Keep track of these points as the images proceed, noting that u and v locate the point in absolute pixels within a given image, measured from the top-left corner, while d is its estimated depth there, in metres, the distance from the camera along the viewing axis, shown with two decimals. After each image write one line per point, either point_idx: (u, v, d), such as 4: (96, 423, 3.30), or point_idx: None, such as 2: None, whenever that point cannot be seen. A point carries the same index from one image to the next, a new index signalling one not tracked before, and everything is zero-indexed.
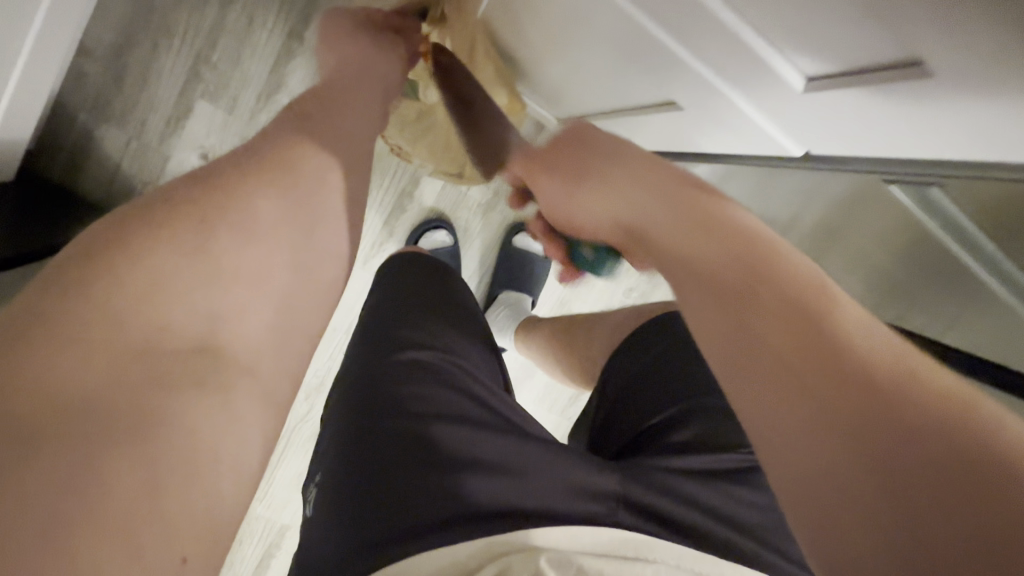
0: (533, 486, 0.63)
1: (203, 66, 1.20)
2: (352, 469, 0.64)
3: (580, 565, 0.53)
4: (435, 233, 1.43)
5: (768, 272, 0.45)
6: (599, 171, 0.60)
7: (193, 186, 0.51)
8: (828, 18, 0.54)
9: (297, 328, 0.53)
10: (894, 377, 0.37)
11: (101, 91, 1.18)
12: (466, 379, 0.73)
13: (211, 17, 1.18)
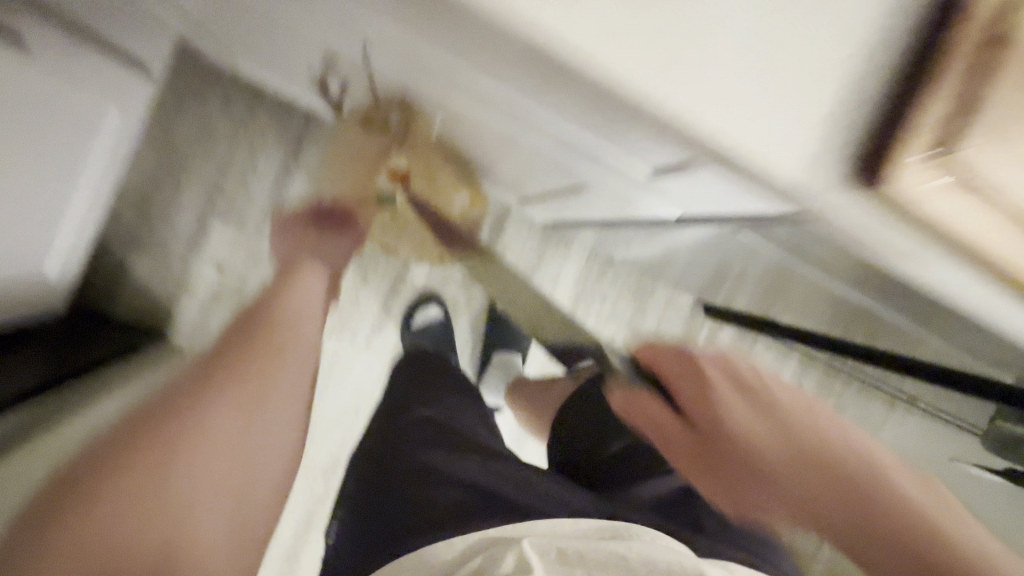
0: (515, 497, 0.80)
1: (215, 195, 1.46)
2: (371, 496, 0.84)
3: (559, 549, 0.64)
4: (428, 308, 1.62)
5: (837, 460, 0.67)
6: (741, 456, 0.76)
7: (117, 455, 0.75)
8: (615, 135, 0.57)
9: (240, 536, 0.81)
10: (943, 529, 0.60)
11: (133, 227, 1.43)
12: (465, 431, 0.92)
13: (222, 155, 1.44)
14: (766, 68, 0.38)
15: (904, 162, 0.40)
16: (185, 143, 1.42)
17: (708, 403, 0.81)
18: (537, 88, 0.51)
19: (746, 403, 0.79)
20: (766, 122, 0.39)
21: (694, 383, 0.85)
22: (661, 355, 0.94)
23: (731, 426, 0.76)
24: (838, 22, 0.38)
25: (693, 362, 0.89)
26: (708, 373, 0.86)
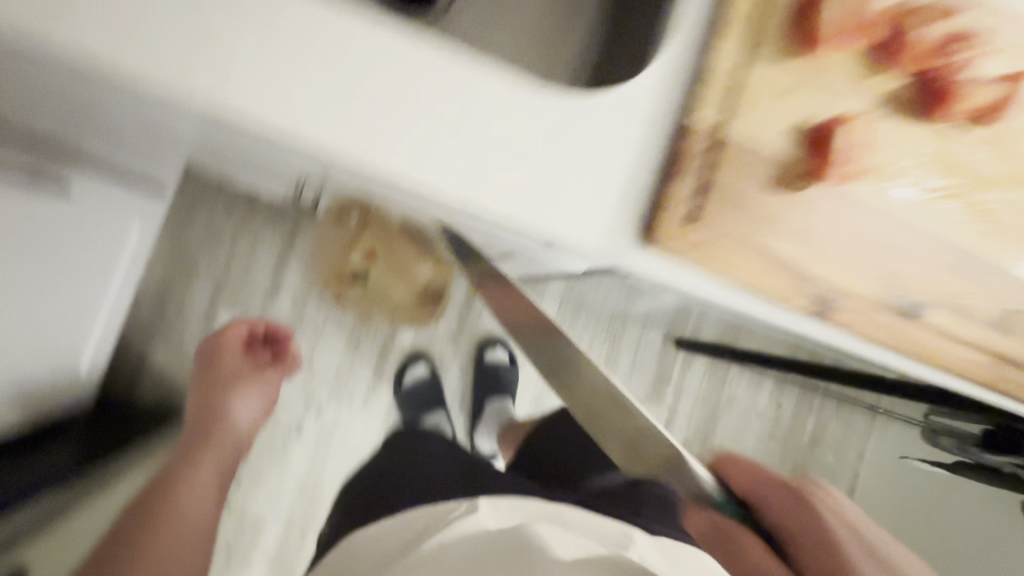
0: (464, 486, 1.11)
1: (222, 287, 1.68)
2: (365, 492, 1.19)
3: (506, 505, 0.93)
4: (415, 366, 1.79)
5: None
6: None
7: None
8: (488, 224, 0.68)
9: None
10: None
11: (151, 322, 1.65)
12: (447, 455, 1.24)
13: (227, 252, 1.68)
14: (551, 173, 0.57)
15: (666, 229, 0.59)
16: (195, 246, 1.66)
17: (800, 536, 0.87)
18: (415, 196, 0.65)
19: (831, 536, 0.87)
20: (578, 214, 0.58)
21: (799, 531, 0.88)
22: (760, 485, 0.93)
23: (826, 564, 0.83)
24: (603, 142, 0.58)
25: (798, 494, 0.91)
26: (803, 510, 0.89)
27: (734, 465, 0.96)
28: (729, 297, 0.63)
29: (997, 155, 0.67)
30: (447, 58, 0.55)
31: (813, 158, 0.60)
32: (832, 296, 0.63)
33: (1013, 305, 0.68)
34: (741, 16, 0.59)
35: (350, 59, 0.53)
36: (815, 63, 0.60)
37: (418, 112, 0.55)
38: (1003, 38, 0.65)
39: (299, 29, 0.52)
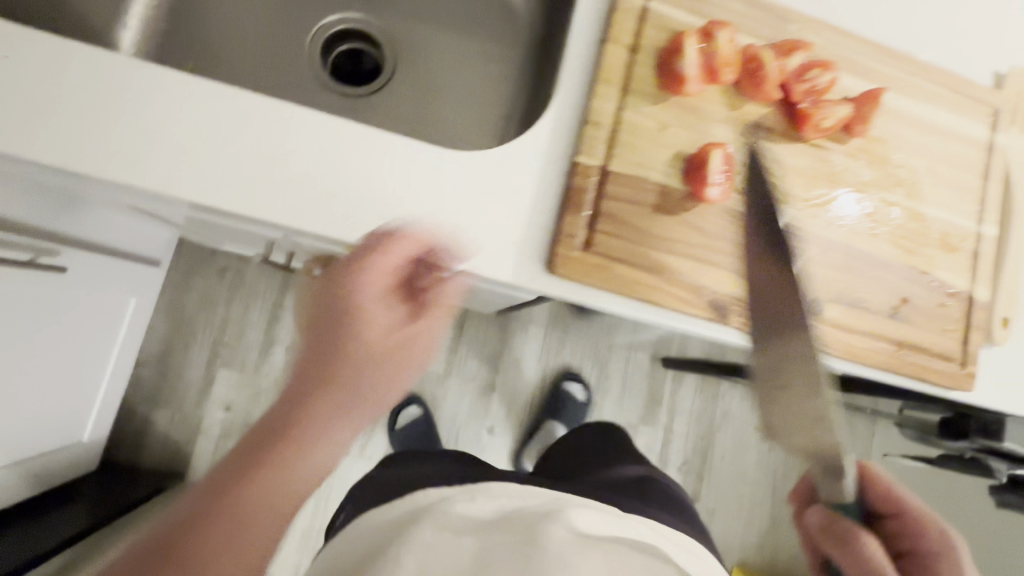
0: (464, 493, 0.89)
1: (219, 346, 1.77)
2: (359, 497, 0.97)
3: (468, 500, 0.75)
4: (408, 409, 1.85)
5: None
6: None
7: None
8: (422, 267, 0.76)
9: None
10: None
11: (153, 386, 1.74)
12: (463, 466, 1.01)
13: (222, 313, 1.78)
14: (456, 216, 0.65)
15: (563, 259, 0.66)
16: (191, 310, 1.77)
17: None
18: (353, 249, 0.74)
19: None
20: (485, 251, 0.66)
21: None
22: (910, 523, 0.63)
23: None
24: (502, 187, 0.66)
25: (957, 543, 0.63)
26: (960, 563, 0.61)
27: (883, 489, 0.65)
28: (635, 311, 0.69)
29: (868, 162, 0.74)
30: (360, 127, 0.64)
31: (693, 183, 0.67)
32: (726, 302, 0.68)
33: (903, 294, 0.74)
34: (614, 68, 0.69)
35: (276, 136, 0.63)
36: (684, 101, 0.69)
37: (332, 173, 0.64)
38: (849, 64, 0.76)
39: (233, 116, 0.62)
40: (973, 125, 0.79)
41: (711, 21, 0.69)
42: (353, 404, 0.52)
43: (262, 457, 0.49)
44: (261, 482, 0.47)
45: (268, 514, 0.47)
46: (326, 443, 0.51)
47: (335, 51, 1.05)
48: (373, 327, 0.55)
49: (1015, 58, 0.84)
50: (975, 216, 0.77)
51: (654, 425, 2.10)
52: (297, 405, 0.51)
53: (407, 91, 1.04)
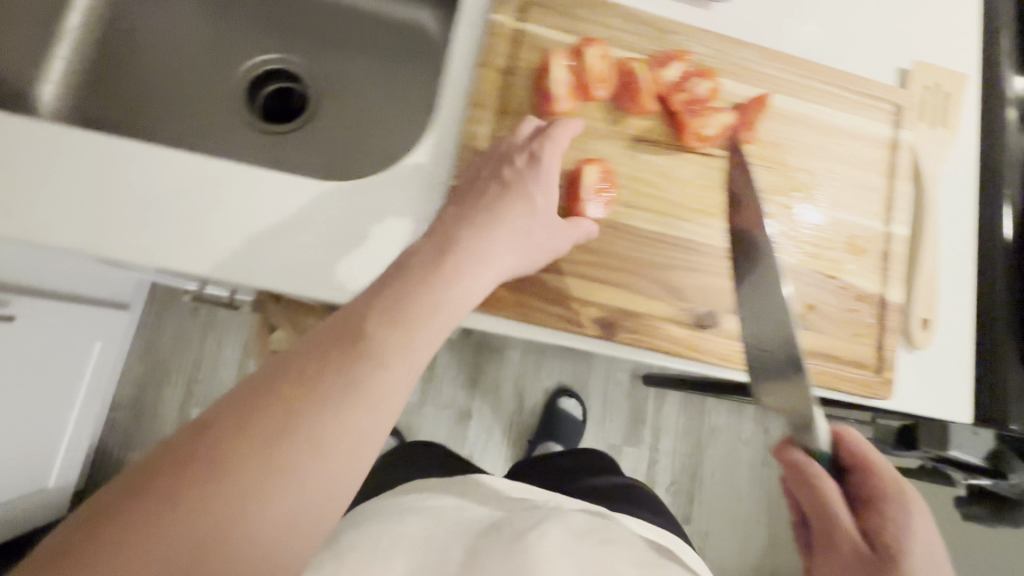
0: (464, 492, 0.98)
1: (193, 385, 1.78)
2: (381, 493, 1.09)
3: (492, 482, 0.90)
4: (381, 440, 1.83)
5: None
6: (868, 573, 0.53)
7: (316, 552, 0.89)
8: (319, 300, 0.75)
9: None
10: None
11: (129, 428, 1.74)
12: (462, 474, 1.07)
13: (195, 352, 1.80)
14: (331, 246, 0.64)
15: None
16: (165, 351, 1.78)
17: (898, 540, 0.53)
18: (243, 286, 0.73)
19: (942, 560, 0.53)
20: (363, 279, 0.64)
21: (894, 527, 0.54)
22: (868, 473, 0.58)
23: (902, 553, 0.52)
24: (376, 214, 0.65)
25: (918, 499, 0.56)
26: (912, 512, 0.55)
27: (850, 443, 0.60)
28: (532, 333, 0.68)
29: (763, 169, 0.72)
30: (226, 165, 0.64)
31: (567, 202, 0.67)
32: (616, 319, 0.67)
33: (809, 301, 0.71)
34: (489, 90, 0.68)
35: (141, 178, 0.63)
36: (562, 119, 0.68)
37: (223, 217, 0.63)
38: (734, 71, 0.73)
39: (100, 164, 0.63)
40: (874, 124, 0.77)
41: (582, 38, 0.69)
42: (484, 280, 0.55)
43: (402, 315, 0.46)
44: (383, 347, 0.44)
45: (384, 407, 0.42)
46: (453, 315, 0.50)
47: (261, 91, 1.07)
48: (493, 214, 0.58)
49: (918, 53, 0.82)
50: (881, 216, 0.75)
51: (637, 446, 2.01)
52: (460, 261, 0.53)
53: (330, 127, 1.05)
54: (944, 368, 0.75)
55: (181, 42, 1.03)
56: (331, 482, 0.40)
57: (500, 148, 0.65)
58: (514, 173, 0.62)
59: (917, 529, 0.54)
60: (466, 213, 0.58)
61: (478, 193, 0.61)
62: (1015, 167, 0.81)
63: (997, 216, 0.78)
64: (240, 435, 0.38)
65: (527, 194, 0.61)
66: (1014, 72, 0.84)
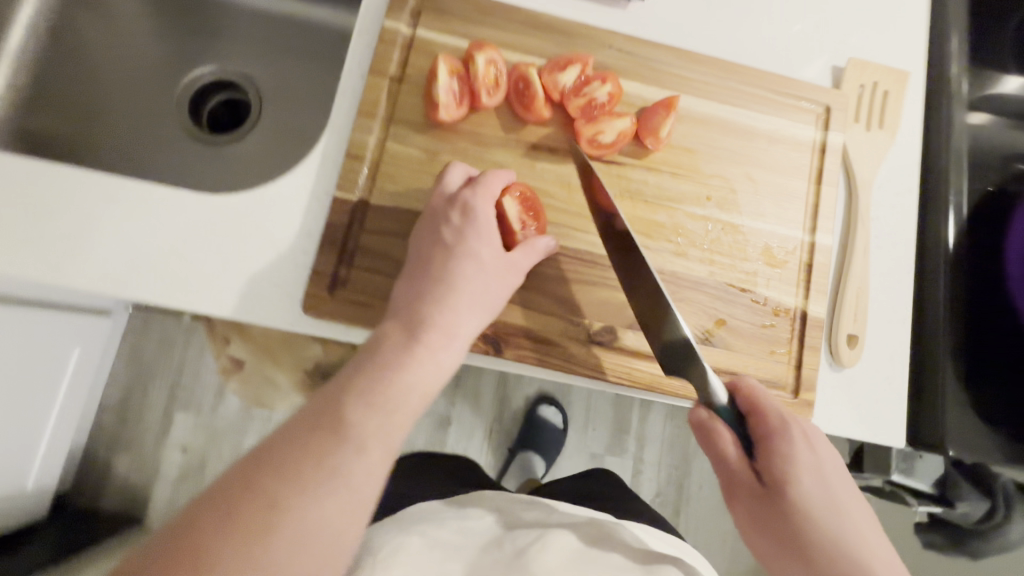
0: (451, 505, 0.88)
1: (178, 386, 1.43)
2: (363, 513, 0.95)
3: (482, 494, 0.83)
4: None
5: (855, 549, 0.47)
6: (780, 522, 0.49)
7: None
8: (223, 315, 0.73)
9: None
10: None
11: (115, 429, 1.40)
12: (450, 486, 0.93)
13: (170, 336, 1.44)
14: (219, 260, 0.63)
15: (319, 303, 0.62)
16: None
17: (783, 474, 0.50)
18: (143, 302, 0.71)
19: (836, 489, 0.50)
20: (243, 292, 0.63)
21: (779, 462, 0.51)
22: (759, 415, 0.55)
23: (787, 487, 0.50)
24: (265, 225, 0.64)
25: (810, 432, 0.53)
26: (799, 444, 0.52)
27: (742, 389, 0.57)
28: None
29: (673, 175, 0.68)
30: (103, 177, 0.63)
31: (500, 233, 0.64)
32: (504, 335, 0.64)
33: (718, 316, 0.67)
34: (378, 99, 0.66)
35: (12, 187, 0.62)
36: (454, 127, 0.66)
37: (105, 228, 0.62)
38: (642, 74, 0.70)
39: None
40: (798, 126, 0.72)
41: (473, 43, 0.67)
42: (451, 348, 0.53)
43: (363, 404, 0.47)
44: (352, 437, 0.45)
45: (359, 479, 0.44)
46: (420, 390, 0.50)
47: (207, 104, 1.07)
48: (451, 276, 0.56)
49: (854, 50, 0.77)
50: (803, 225, 0.70)
51: (621, 454, 1.43)
52: (421, 340, 0.52)
53: (269, 137, 1.03)
54: (875, 387, 0.69)
55: (128, 60, 1.04)
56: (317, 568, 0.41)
57: (438, 206, 0.61)
58: (466, 226, 0.59)
59: (803, 461, 0.51)
60: (422, 280, 0.57)
61: (430, 253, 0.58)
62: (958, 170, 0.75)
63: (931, 228, 0.75)
64: (215, 543, 0.39)
65: (483, 251, 0.58)
66: (964, 70, 0.79)
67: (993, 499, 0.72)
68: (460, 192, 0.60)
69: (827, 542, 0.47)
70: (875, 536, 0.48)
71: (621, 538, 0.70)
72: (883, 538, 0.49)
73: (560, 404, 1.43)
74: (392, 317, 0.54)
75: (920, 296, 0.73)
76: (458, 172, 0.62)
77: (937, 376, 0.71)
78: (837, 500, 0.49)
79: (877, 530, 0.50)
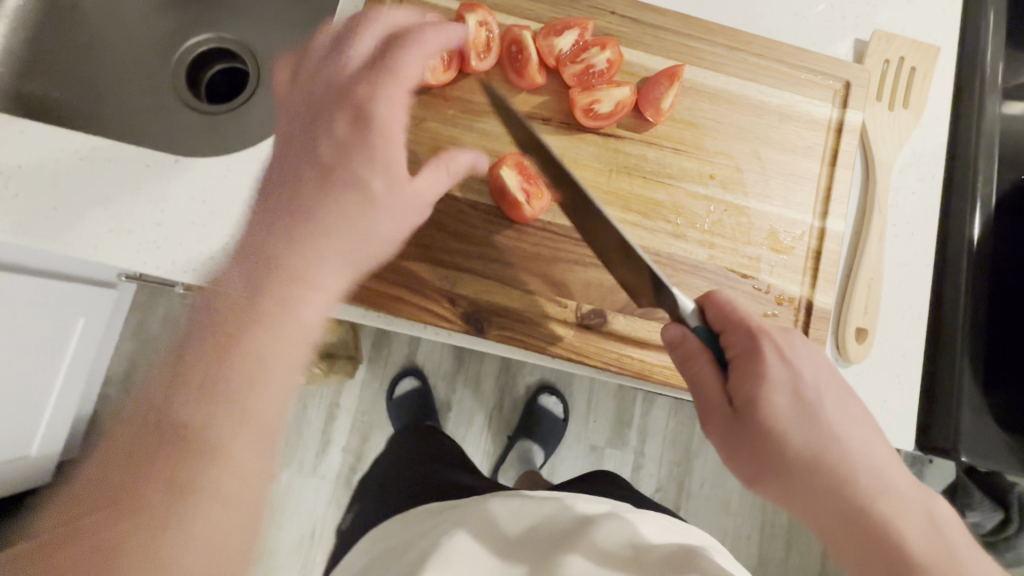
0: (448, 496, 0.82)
1: None
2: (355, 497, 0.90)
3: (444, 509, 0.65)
4: None
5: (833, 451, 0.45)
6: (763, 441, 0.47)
7: None
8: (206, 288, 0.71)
9: None
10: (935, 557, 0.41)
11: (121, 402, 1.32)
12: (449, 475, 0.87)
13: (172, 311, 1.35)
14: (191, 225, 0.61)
15: None
16: None
17: (753, 394, 0.47)
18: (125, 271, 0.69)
19: (815, 402, 0.46)
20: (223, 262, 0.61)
21: (752, 381, 0.47)
22: (732, 332, 0.50)
23: (761, 406, 0.47)
24: (240, 192, 0.63)
25: (787, 342, 0.49)
26: (771, 358, 0.48)
27: (713, 305, 0.52)
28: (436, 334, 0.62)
29: (674, 151, 0.64)
30: (86, 139, 0.62)
31: (507, 208, 0.62)
32: (486, 314, 0.61)
33: None
34: None
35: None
36: (442, 93, 0.63)
37: (86, 193, 0.61)
38: (646, 41, 0.65)
39: None
40: (814, 103, 0.67)
41: (464, 4, 0.63)
42: (303, 284, 0.48)
43: (204, 361, 0.42)
44: (206, 402, 0.41)
45: (225, 488, 0.39)
46: (276, 325, 0.45)
47: (206, 73, 0.98)
48: (318, 205, 0.52)
49: (881, 24, 0.71)
50: (814, 210, 0.65)
51: (621, 447, 1.39)
52: (264, 270, 0.47)
53: (266, 109, 0.93)
54: (883, 385, 0.65)
55: (128, 26, 0.95)
56: (221, 547, 0.38)
57: (309, 129, 0.56)
58: (346, 147, 0.55)
59: (777, 377, 0.47)
60: (281, 207, 0.51)
61: (296, 178, 0.53)
62: (991, 155, 0.69)
63: (954, 216, 0.69)
64: (102, 572, 0.35)
65: (363, 177, 0.54)
66: (1003, 48, 0.72)
67: (1007, 511, 0.69)
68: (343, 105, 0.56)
69: (804, 455, 0.45)
70: (864, 442, 0.46)
71: (647, 558, 0.54)
72: (875, 437, 0.47)
73: (560, 394, 1.39)
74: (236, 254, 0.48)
75: (939, 290, 0.69)
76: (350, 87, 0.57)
77: (953, 375, 0.65)
78: (817, 411, 0.46)
79: (867, 431, 0.47)
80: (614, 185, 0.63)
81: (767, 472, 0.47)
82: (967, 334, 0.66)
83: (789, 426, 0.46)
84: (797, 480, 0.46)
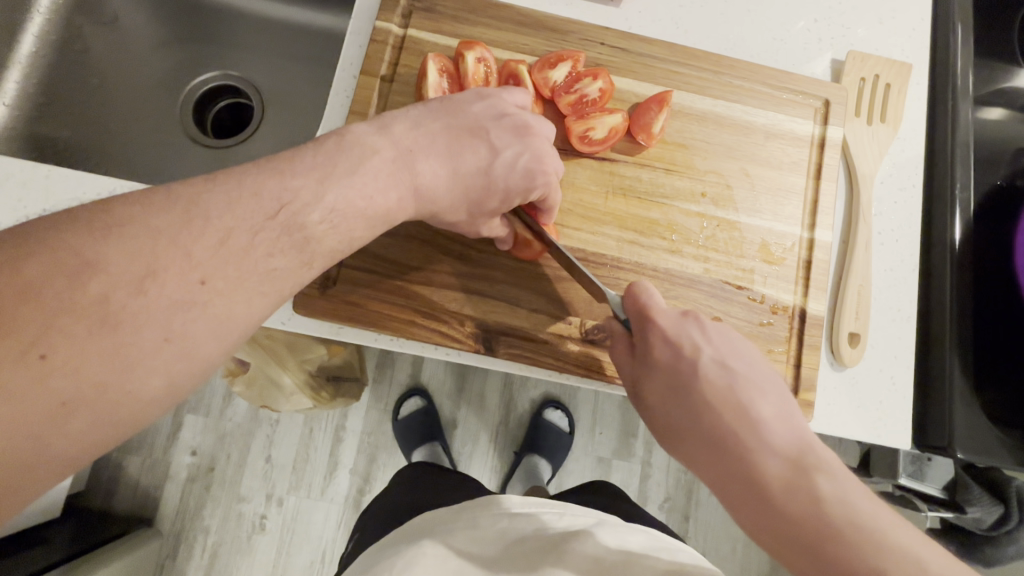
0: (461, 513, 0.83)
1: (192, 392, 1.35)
2: (365, 517, 0.90)
3: (414, 521, 0.68)
4: None
5: (708, 408, 0.45)
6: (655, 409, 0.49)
7: None
8: None
9: None
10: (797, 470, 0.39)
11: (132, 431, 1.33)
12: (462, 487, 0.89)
13: None
14: None
15: (304, 308, 0.62)
16: None
17: (641, 371, 0.51)
18: None
19: (690, 373, 0.47)
20: None
21: (639, 362, 0.52)
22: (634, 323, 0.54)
23: (646, 382, 0.50)
24: None
25: (676, 328, 0.50)
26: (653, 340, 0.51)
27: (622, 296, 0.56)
28: (442, 354, 0.65)
29: (668, 172, 0.68)
30: (107, 179, 0.65)
31: (517, 248, 0.64)
32: (495, 334, 0.63)
33: (712, 314, 0.65)
34: (371, 98, 0.66)
35: (11, 189, 0.63)
36: None
37: None
38: (637, 69, 0.69)
39: None
40: (798, 121, 0.71)
41: (463, 41, 0.67)
42: (384, 207, 0.46)
43: (278, 195, 0.40)
44: (239, 239, 0.37)
45: (271, 294, 0.39)
46: (345, 208, 0.43)
47: (213, 107, 1.01)
48: (453, 169, 0.51)
49: (856, 43, 0.75)
50: (802, 221, 0.69)
51: (628, 457, 1.40)
52: (389, 166, 0.46)
53: (272, 141, 0.97)
54: (881, 387, 0.67)
55: (137, 68, 0.98)
56: (216, 364, 0.37)
57: (491, 102, 0.55)
58: (504, 138, 0.54)
59: (657, 354, 0.50)
60: (433, 134, 0.51)
61: (455, 134, 0.52)
62: (967, 162, 0.72)
63: (938, 222, 0.72)
64: (179, 292, 0.35)
65: (490, 176, 0.53)
66: (971, 64, 0.76)
67: (1005, 503, 0.72)
68: (520, 111, 0.57)
69: (682, 418, 0.47)
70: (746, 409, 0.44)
71: (638, 566, 0.53)
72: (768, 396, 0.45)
73: (566, 408, 1.40)
74: (383, 138, 0.48)
75: (926, 295, 0.71)
76: (519, 96, 0.58)
77: (944, 372, 0.67)
78: (699, 390, 0.46)
79: (765, 404, 0.44)
80: (612, 206, 0.66)
81: (668, 449, 0.49)
82: (956, 333, 0.68)
83: (665, 394, 0.48)
84: (684, 441, 0.46)
